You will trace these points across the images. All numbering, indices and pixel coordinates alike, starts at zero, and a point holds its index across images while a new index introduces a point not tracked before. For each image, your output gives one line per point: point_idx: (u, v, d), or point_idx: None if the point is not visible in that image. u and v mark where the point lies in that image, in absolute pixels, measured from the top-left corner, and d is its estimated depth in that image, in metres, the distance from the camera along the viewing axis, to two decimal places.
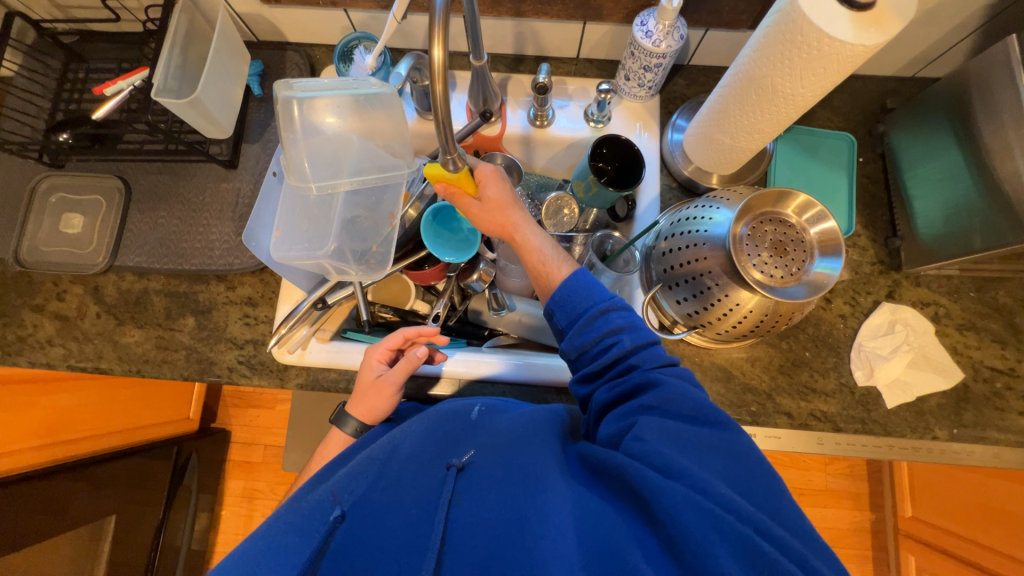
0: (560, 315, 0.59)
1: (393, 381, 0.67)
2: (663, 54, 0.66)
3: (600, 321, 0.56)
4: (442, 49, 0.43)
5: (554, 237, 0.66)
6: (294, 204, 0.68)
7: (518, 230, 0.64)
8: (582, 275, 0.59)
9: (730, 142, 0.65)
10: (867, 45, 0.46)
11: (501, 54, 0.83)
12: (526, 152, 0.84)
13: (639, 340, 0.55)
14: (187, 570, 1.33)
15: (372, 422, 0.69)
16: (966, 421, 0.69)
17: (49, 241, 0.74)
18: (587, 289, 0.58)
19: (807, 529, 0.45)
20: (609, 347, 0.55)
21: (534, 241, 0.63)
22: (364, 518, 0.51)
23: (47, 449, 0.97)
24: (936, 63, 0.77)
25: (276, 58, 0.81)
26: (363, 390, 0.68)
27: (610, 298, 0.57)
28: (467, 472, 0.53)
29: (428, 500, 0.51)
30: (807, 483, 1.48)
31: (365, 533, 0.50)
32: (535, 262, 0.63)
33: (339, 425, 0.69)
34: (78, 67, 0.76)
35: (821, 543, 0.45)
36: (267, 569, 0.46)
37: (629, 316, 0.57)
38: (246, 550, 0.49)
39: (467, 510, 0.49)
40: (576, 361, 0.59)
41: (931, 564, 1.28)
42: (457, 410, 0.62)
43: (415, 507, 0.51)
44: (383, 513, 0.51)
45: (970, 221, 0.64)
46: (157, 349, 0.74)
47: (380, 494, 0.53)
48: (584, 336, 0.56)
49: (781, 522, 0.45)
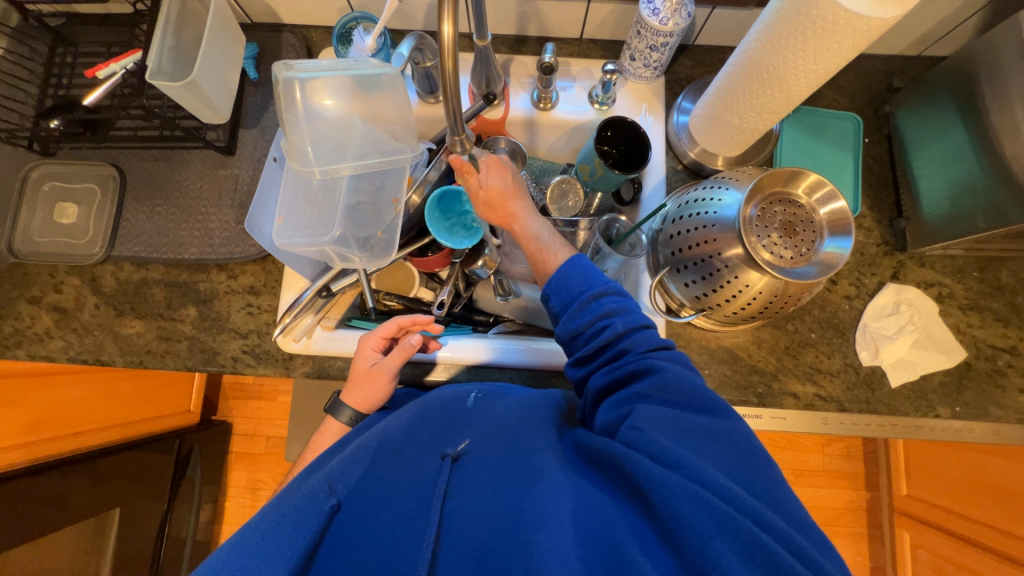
0: (555, 300, 0.59)
1: (388, 369, 0.67)
2: (670, 33, 0.65)
3: (594, 306, 0.56)
4: (452, 27, 0.42)
5: (552, 224, 0.65)
6: (296, 188, 0.67)
7: (516, 220, 0.63)
8: (578, 262, 0.59)
9: (738, 123, 0.64)
10: (885, 18, 0.45)
11: (503, 35, 0.81)
12: (529, 136, 0.83)
13: (632, 323, 0.55)
14: (193, 560, 1.33)
15: (368, 409, 0.68)
16: (968, 399, 0.70)
17: (43, 231, 0.72)
18: (582, 275, 0.58)
19: (804, 518, 0.45)
20: (601, 330, 0.55)
21: (531, 230, 0.62)
22: (359, 508, 0.50)
23: (48, 444, 0.96)
24: (942, 41, 0.77)
25: (271, 40, 0.78)
26: (357, 377, 0.68)
27: (605, 284, 0.57)
28: (462, 462, 0.52)
29: (423, 490, 0.50)
30: (804, 464, 1.51)
31: (361, 525, 0.49)
32: (532, 251, 0.63)
33: (333, 414, 0.68)
34: (65, 50, 0.73)
35: (817, 532, 0.45)
36: (261, 563, 0.46)
37: (622, 301, 0.56)
38: (240, 542, 0.48)
39: (463, 503, 0.48)
40: (570, 345, 0.59)
41: (926, 539, 1.31)
42: (453, 398, 0.63)
43: (410, 498, 0.50)
44: (377, 506, 0.50)
45: (974, 201, 0.65)
46: (159, 339, 0.73)
47: (376, 484, 0.52)
48: (578, 320, 0.56)
49: (779, 511, 0.45)
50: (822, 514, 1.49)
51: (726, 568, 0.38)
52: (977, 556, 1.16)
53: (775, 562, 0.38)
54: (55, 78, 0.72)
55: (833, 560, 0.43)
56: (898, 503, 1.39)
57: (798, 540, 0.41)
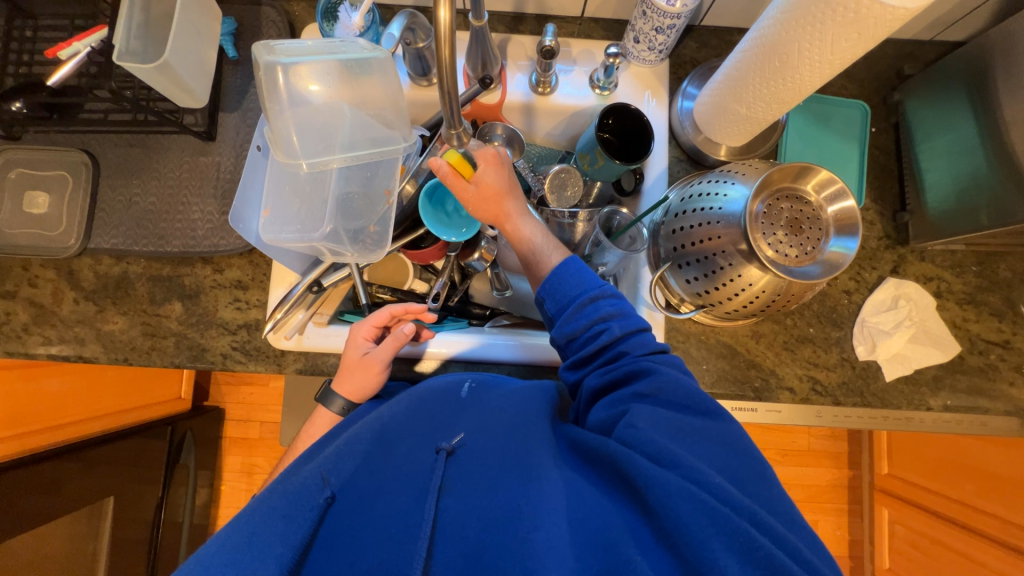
0: (550, 302, 0.58)
1: (381, 359, 0.65)
2: (677, 15, 0.62)
3: (590, 309, 0.55)
4: (448, 11, 0.40)
5: (544, 225, 0.65)
6: (282, 180, 0.64)
7: (510, 219, 0.62)
8: (572, 263, 0.58)
9: (745, 112, 0.61)
10: (909, 7, 0.42)
11: (499, 12, 0.77)
12: (527, 122, 0.80)
13: (628, 327, 0.55)
14: (190, 544, 1.34)
15: (359, 400, 0.67)
16: (960, 391, 0.71)
17: (12, 221, 0.68)
18: (576, 277, 0.57)
19: (796, 518, 0.45)
20: (597, 333, 0.55)
21: (524, 232, 0.62)
22: (355, 502, 0.49)
23: (36, 436, 0.94)
24: (955, 27, 0.74)
25: (251, 15, 0.73)
26: (349, 367, 0.66)
27: (600, 286, 0.57)
28: (457, 457, 0.51)
29: (418, 486, 0.49)
30: (791, 444, 1.53)
31: (356, 520, 0.47)
32: (526, 253, 0.62)
33: (326, 404, 0.67)
34: (24, 23, 0.67)
35: (810, 532, 0.45)
36: (251, 560, 0.42)
37: (618, 303, 0.56)
38: (231, 535, 0.45)
39: (459, 500, 0.47)
40: (566, 347, 0.58)
41: (905, 516, 1.36)
42: (448, 389, 0.62)
43: (405, 494, 0.48)
44: (372, 501, 0.48)
45: (978, 197, 0.64)
46: (144, 336, 0.70)
47: (371, 478, 0.51)
48: (574, 324, 0.55)
49: (771, 509, 0.45)
50: (806, 491, 1.53)
51: (723, 569, 0.38)
52: (963, 536, 1.20)
53: (772, 563, 0.38)
54: (14, 53, 0.66)
55: (825, 559, 0.43)
56: (880, 481, 1.44)
57: (792, 541, 0.41)
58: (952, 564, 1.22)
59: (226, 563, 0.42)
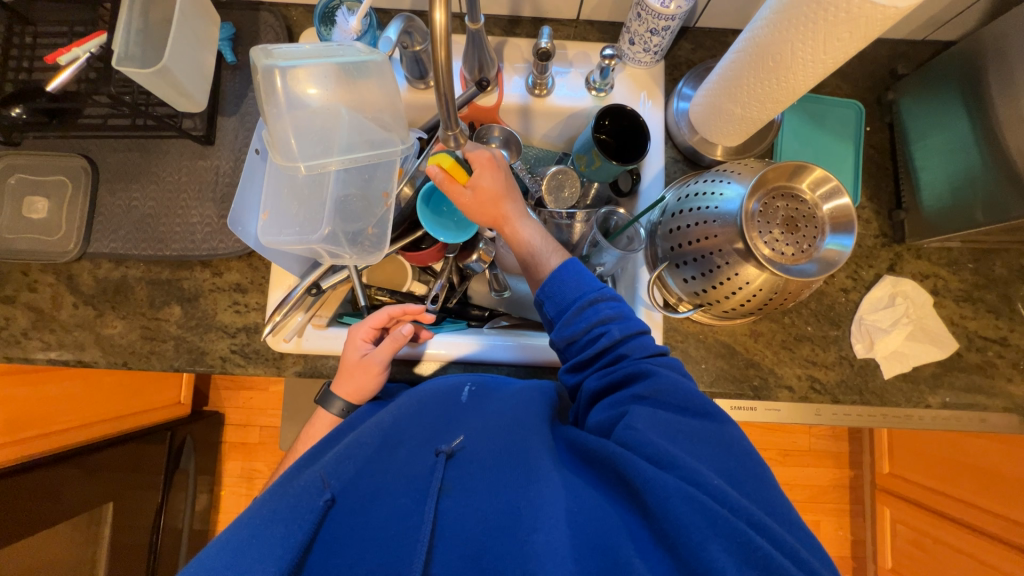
0: (549, 305, 0.58)
1: (380, 360, 0.66)
2: (672, 16, 0.63)
3: (589, 312, 0.56)
4: (443, 13, 0.40)
5: (543, 226, 0.65)
6: (281, 183, 0.64)
7: (509, 222, 0.62)
8: (571, 265, 0.58)
9: (741, 112, 0.62)
10: (900, 6, 0.43)
11: (495, 15, 0.77)
12: (524, 124, 0.80)
13: (628, 329, 0.55)
14: (190, 550, 1.34)
15: (359, 401, 0.67)
16: (959, 388, 0.71)
17: (12, 227, 0.68)
18: (575, 280, 0.57)
19: (793, 518, 0.46)
20: (597, 336, 0.55)
21: (523, 234, 0.62)
22: (355, 503, 0.48)
23: (36, 442, 0.94)
24: (947, 27, 0.75)
25: (249, 20, 0.74)
26: (348, 368, 0.66)
27: (599, 288, 0.57)
28: (457, 459, 0.51)
29: (418, 488, 0.49)
30: (791, 444, 1.53)
31: (356, 521, 0.47)
32: (525, 255, 0.63)
33: (325, 406, 0.67)
34: (23, 30, 0.67)
35: (808, 532, 0.45)
36: (252, 560, 0.42)
37: (617, 306, 0.56)
38: (230, 538, 0.45)
39: (459, 502, 0.47)
40: (565, 349, 0.59)
41: (907, 515, 1.36)
42: (448, 392, 0.62)
43: (404, 495, 0.48)
44: (372, 503, 0.48)
45: (973, 195, 0.64)
46: (143, 339, 0.70)
47: (371, 480, 0.51)
48: (573, 326, 0.56)
49: (769, 510, 0.45)
50: (807, 491, 1.52)
51: (721, 569, 0.38)
52: (965, 535, 1.19)
53: (770, 564, 0.38)
54: (13, 60, 0.66)
55: (822, 557, 0.43)
56: (881, 480, 1.44)
57: (790, 542, 0.41)
58: (954, 563, 1.22)
59: (227, 565, 0.42)
